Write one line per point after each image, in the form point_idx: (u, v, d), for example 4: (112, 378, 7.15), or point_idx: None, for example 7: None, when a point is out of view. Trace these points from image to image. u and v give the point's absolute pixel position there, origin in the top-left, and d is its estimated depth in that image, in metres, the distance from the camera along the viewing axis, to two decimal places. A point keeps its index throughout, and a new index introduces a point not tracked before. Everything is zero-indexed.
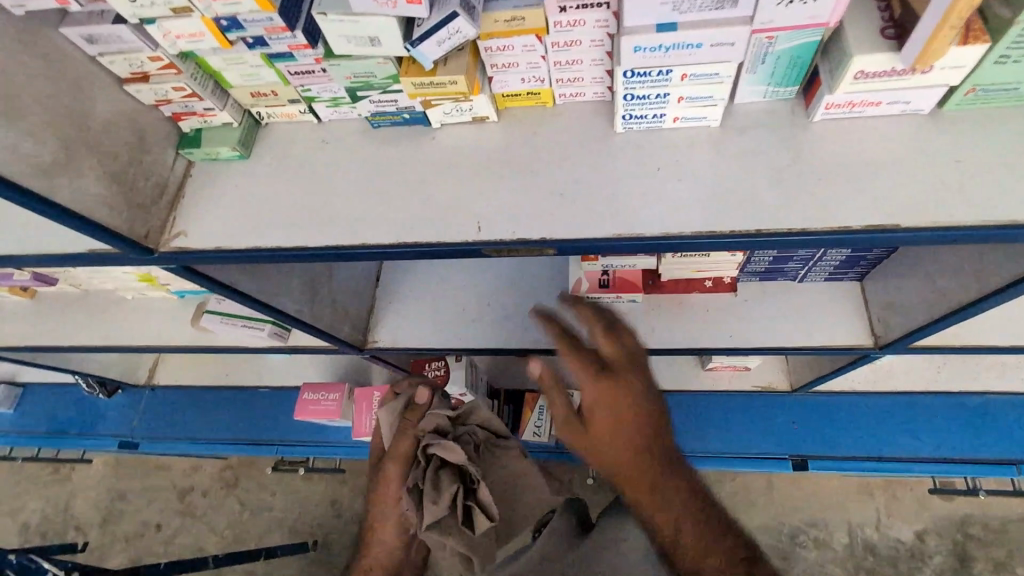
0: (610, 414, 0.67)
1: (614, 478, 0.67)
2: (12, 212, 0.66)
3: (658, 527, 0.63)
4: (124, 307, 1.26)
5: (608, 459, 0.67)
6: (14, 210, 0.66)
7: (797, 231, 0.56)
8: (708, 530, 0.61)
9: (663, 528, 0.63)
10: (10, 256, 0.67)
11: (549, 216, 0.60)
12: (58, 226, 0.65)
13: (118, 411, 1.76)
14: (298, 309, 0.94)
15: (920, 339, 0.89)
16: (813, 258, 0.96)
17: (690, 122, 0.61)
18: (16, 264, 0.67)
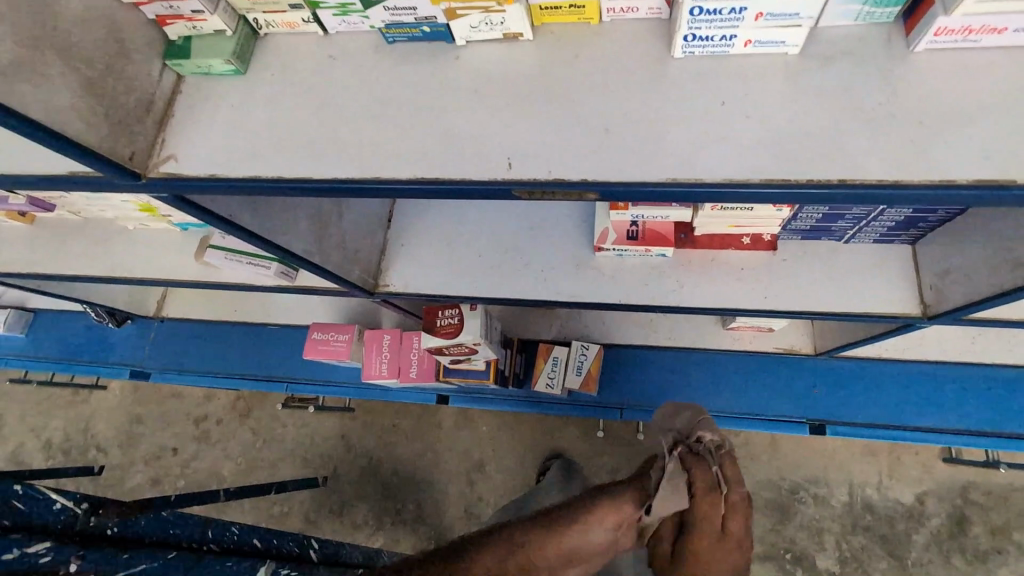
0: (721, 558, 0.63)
1: None
2: None
3: None
4: (126, 236, 1.21)
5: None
6: None
7: (888, 182, 0.47)
8: None
9: None
10: None
11: (590, 154, 0.52)
12: (32, 143, 0.58)
13: (129, 341, 1.76)
14: (307, 250, 0.88)
15: (977, 311, 0.82)
16: (867, 217, 0.87)
17: (764, 48, 0.51)
18: None
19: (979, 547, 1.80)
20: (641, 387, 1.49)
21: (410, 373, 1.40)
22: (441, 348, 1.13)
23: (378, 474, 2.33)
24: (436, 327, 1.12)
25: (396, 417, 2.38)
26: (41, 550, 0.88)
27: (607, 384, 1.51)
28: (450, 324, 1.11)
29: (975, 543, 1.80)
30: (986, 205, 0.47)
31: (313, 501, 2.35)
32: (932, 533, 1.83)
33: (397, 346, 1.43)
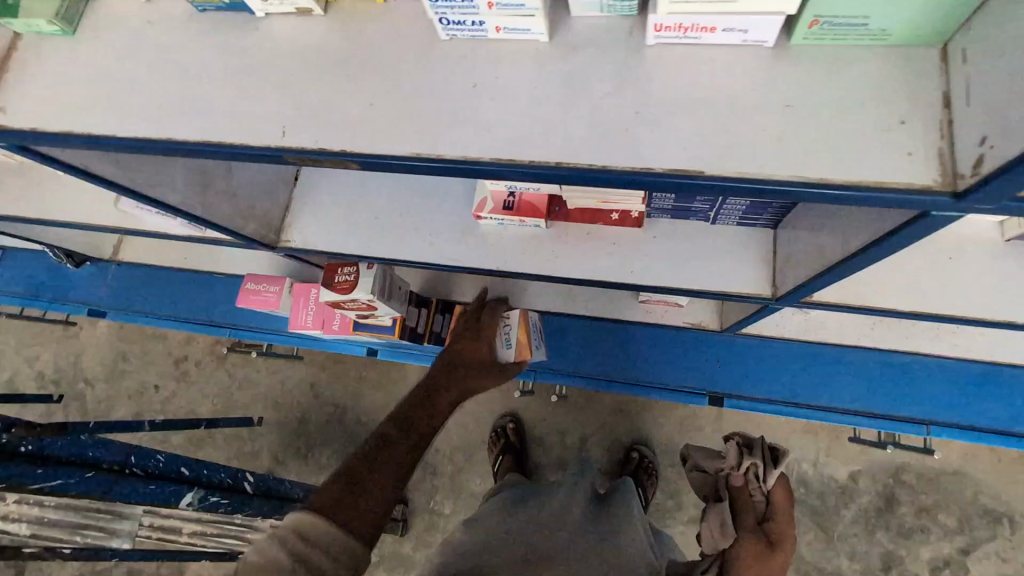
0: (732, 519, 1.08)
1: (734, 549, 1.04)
2: None
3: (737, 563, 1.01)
4: (60, 182, 1.28)
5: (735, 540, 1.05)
6: None
7: (595, 168, 0.51)
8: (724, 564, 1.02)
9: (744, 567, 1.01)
10: None
11: (354, 126, 0.56)
12: None
13: (88, 281, 1.85)
14: (183, 200, 0.95)
15: (806, 294, 0.87)
16: (717, 201, 0.92)
17: (515, 34, 0.54)
18: None
19: (904, 525, 1.88)
20: (556, 351, 1.57)
21: (331, 326, 1.46)
22: (338, 302, 1.22)
23: (343, 421, 2.46)
24: (333, 282, 1.20)
25: (361, 369, 2.50)
26: None
27: None
28: (347, 281, 1.19)
29: (901, 521, 1.88)
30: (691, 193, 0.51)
31: (281, 441, 2.51)
32: (863, 510, 1.90)
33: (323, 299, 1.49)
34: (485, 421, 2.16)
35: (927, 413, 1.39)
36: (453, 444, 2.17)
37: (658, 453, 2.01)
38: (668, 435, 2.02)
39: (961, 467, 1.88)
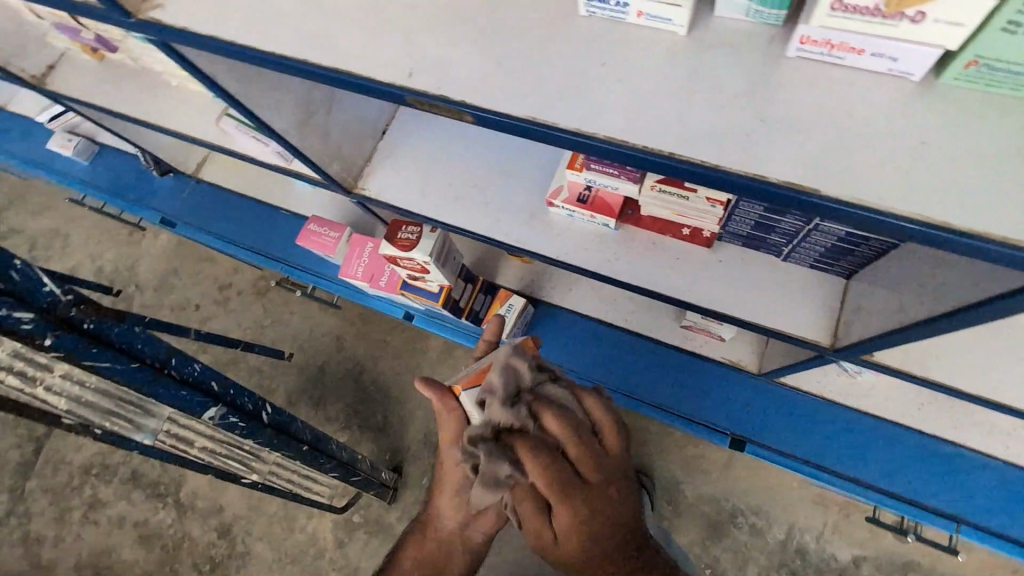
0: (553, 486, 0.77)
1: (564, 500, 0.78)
2: None
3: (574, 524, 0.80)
4: (168, 91, 1.35)
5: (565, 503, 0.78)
6: None
7: (707, 165, 0.51)
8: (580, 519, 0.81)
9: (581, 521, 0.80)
10: None
11: (478, 81, 0.58)
12: None
13: (168, 191, 1.95)
14: (284, 128, 1.00)
15: (871, 351, 0.84)
16: (798, 234, 0.88)
17: (654, 22, 0.55)
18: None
19: None
20: (585, 357, 1.55)
21: (379, 282, 1.51)
22: (395, 257, 1.24)
23: (359, 379, 2.52)
24: (395, 237, 1.22)
25: (388, 333, 2.55)
26: (25, 319, 1.06)
27: (555, 346, 1.56)
28: (409, 239, 1.21)
29: None
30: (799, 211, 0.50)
31: (297, 384, 2.57)
32: None
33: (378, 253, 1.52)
34: None
35: (958, 509, 1.33)
36: None
37: (660, 487, 1.97)
38: (675, 471, 1.98)
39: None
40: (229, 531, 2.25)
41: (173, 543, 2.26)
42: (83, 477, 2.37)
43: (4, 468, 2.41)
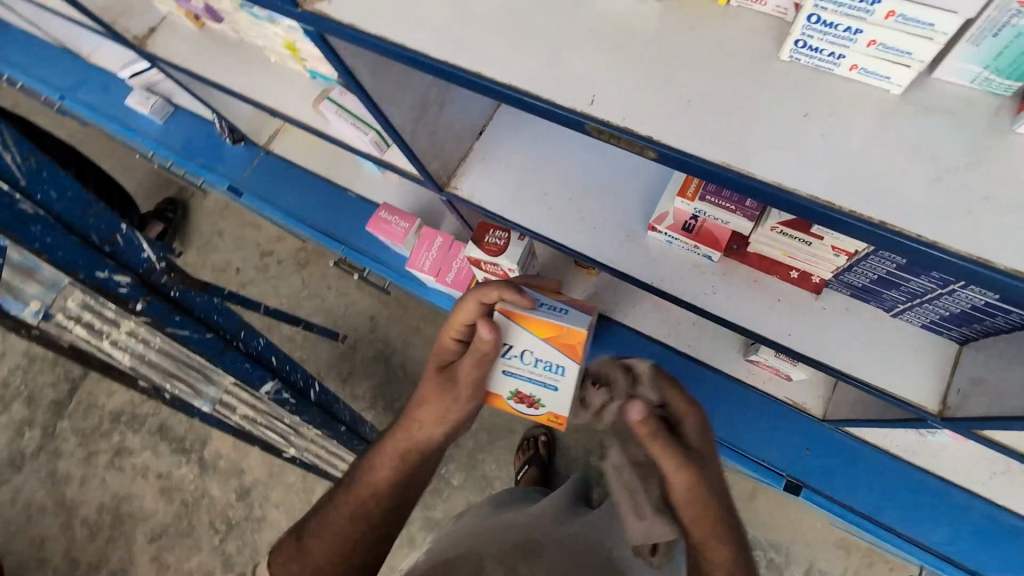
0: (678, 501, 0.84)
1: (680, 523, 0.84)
2: None
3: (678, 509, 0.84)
4: (266, 65, 1.33)
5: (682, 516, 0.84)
6: None
7: (918, 238, 0.49)
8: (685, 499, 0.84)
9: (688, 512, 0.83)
10: None
11: (667, 117, 0.56)
12: None
13: (236, 159, 1.96)
14: (401, 123, 0.98)
15: (992, 428, 0.81)
16: (926, 296, 0.85)
17: (867, 77, 0.52)
18: None
19: None
20: None
21: (446, 278, 1.49)
22: (479, 260, 1.23)
23: (389, 361, 2.53)
24: (482, 241, 1.22)
25: (424, 322, 2.55)
26: (123, 283, 1.07)
27: None
28: (496, 244, 1.21)
29: None
30: (976, 282, 0.49)
31: (330, 360, 2.59)
32: None
33: (446, 249, 1.51)
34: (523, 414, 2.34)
35: None
36: (484, 422, 2.36)
37: None
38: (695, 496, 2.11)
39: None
40: (249, 495, 2.28)
41: (193, 500, 2.30)
42: (113, 424, 2.41)
43: (38, 405, 2.46)
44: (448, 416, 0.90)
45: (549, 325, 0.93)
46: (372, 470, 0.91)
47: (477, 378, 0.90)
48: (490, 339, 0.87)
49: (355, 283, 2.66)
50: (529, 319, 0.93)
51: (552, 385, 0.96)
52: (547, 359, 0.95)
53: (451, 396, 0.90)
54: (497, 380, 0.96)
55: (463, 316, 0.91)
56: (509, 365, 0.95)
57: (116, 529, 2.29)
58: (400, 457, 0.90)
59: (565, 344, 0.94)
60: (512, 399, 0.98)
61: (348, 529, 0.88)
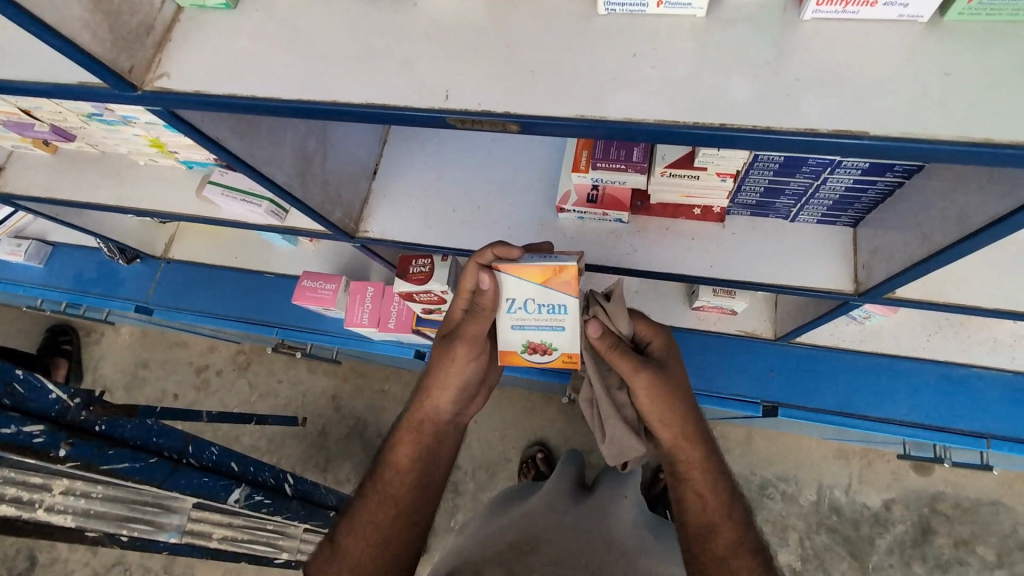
0: (668, 423, 0.93)
1: (672, 445, 0.95)
2: (38, 50, 0.71)
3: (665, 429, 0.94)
4: (138, 171, 1.30)
5: (671, 435, 0.94)
6: (40, 49, 0.72)
7: (759, 129, 0.55)
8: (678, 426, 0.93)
9: (680, 431, 0.94)
10: (30, 89, 0.71)
11: (517, 90, 0.59)
12: (72, 65, 0.69)
13: (138, 278, 1.87)
14: (287, 180, 0.98)
15: (899, 286, 0.88)
16: (808, 192, 0.93)
17: (674, 9, 0.59)
18: (35, 95, 0.72)
19: (942, 556, 2.02)
20: None
21: (388, 324, 1.47)
22: (411, 293, 1.23)
23: (364, 435, 2.42)
24: (408, 274, 1.22)
25: (387, 382, 2.47)
26: (36, 432, 0.98)
27: None
28: (422, 272, 1.21)
29: (938, 551, 2.02)
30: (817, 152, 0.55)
31: (301, 454, 2.45)
32: (899, 539, 2.05)
33: (380, 297, 1.50)
34: (511, 439, 2.31)
35: (986, 427, 1.41)
36: (477, 460, 2.31)
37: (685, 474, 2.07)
38: None
39: (999, 498, 2.04)
40: None
41: None
42: None
43: None
44: (455, 381, 0.95)
45: (543, 268, 0.86)
46: (396, 445, 0.97)
47: (479, 333, 0.91)
48: (491, 291, 0.87)
49: (305, 367, 2.56)
50: (520, 267, 0.86)
51: (560, 327, 0.90)
52: (547, 301, 0.89)
53: (458, 357, 0.94)
54: (506, 336, 0.91)
55: (469, 283, 0.90)
56: (518, 319, 0.90)
57: None
58: (419, 427, 0.97)
59: (561, 282, 0.86)
60: (526, 352, 0.93)
61: (379, 515, 0.93)
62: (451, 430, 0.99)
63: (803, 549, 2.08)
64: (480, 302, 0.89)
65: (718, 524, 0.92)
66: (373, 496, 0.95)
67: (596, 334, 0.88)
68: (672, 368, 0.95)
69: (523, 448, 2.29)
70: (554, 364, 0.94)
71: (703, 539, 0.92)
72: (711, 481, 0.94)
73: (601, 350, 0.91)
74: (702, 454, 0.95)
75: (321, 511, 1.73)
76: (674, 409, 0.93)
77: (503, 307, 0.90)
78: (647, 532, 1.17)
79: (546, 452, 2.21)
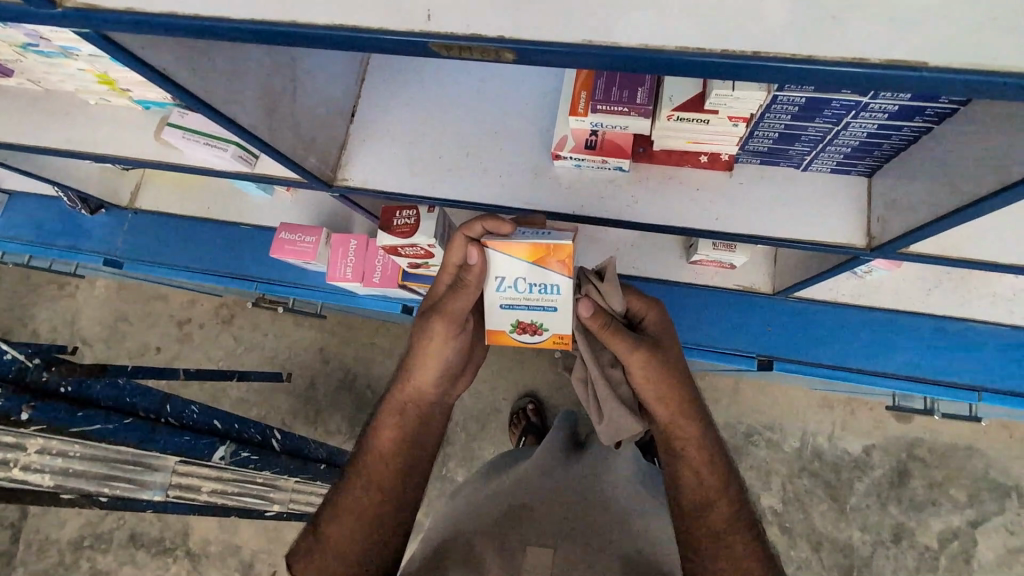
0: (663, 401, 0.91)
1: (668, 423, 0.92)
2: None
3: (660, 408, 0.92)
4: (87, 112, 1.17)
5: (667, 414, 0.92)
6: None
7: (797, 58, 0.47)
8: (674, 404, 0.91)
9: (675, 409, 0.91)
10: None
11: (512, 11, 0.51)
12: None
13: (103, 230, 1.76)
14: (250, 122, 0.87)
15: (917, 241, 0.83)
16: (826, 138, 0.85)
17: None
18: None
19: (915, 498, 2.10)
20: None
21: (373, 279, 1.40)
22: (396, 247, 1.16)
23: (354, 387, 2.40)
24: (392, 226, 1.14)
25: (375, 335, 2.43)
26: None
27: None
28: (406, 224, 1.13)
29: (913, 494, 2.10)
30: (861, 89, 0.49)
31: (290, 406, 2.44)
32: (877, 483, 2.12)
33: (364, 250, 1.42)
34: (501, 390, 2.31)
35: (977, 379, 1.41)
36: (467, 411, 2.31)
37: None
38: None
39: (974, 444, 2.10)
40: (253, 567, 2.19)
41: None
42: (78, 552, 2.29)
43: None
44: (437, 362, 0.92)
45: (536, 246, 0.82)
46: (378, 430, 0.93)
47: (463, 312, 0.87)
48: (478, 267, 0.83)
49: (290, 321, 2.50)
50: (510, 244, 0.83)
51: (552, 308, 0.86)
52: (539, 280, 0.85)
53: (438, 337, 0.90)
54: (494, 316, 0.88)
55: (456, 258, 0.85)
56: (509, 298, 0.86)
57: None
58: (402, 410, 0.93)
59: (555, 260, 0.83)
60: (515, 331, 0.90)
61: (365, 503, 0.88)
62: (436, 411, 0.95)
63: (784, 492, 2.15)
64: (464, 279, 0.84)
65: (714, 502, 0.89)
66: (355, 484, 0.90)
67: (587, 313, 0.84)
68: (668, 344, 0.92)
69: (514, 399, 2.29)
70: (545, 345, 0.91)
71: (699, 515, 0.89)
72: (708, 459, 0.91)
73: (594, 329, 0.87)
74: (699, 431, 0.92)
75: (310, 465, 1.73)
76: (670, 386, 0.90)
77: (490, 285, 0.86)
78: (642, 489, 1.17)
79: (536, 403, 2.21)
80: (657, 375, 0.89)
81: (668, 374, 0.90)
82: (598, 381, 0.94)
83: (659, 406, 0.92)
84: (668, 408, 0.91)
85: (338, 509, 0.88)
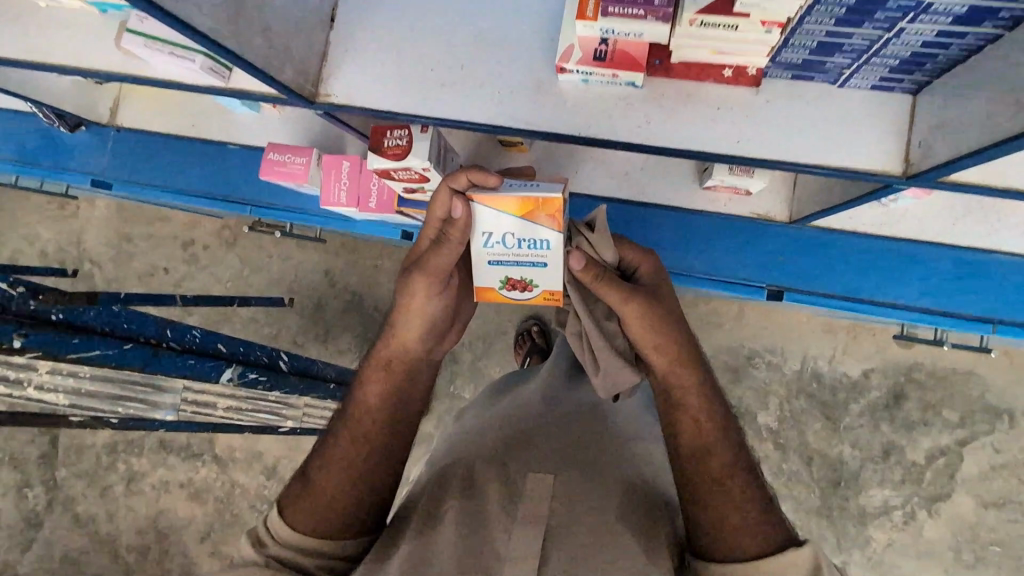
0: (659, 350, 0.89)
1: (665, 372, 0.90)
2: None
3: (656, 357, 0.89)
4: (38, 15, 1.05)
5: (663, 364, 0.90)
6: None
7: None
8: (670, 352, 0.89)
9: (670, 357, 0.89)
10: None
11: None
12: None
13: (86, 149, 1.67)
14: (212, 28, 0.77)
15: (959, 170, 0.75)
16: (872, 47, 0.74)
17: None
18: None
19: (909, 418, 2.14)
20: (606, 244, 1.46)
21: (368, 204, 1.33)
22: (389, 171, 1.08)
23: (360, 308, 2.41)
24: (383, 148, 1.06)
25: (378, 257, 2.39)
26: None
27: None
28: (398, 146, 1.05)
29: (906, 414, 2.14)
30: None
31: (299, 326, 2.47)
32: (873, 404, 2.15)
33: (357, 172, 1.34)
34: (504, 312, 2.31)
35: (992, 310, 1.36)
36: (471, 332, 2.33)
37: None
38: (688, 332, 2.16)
39: (974, 368, 2.11)
40: (275, 472, 2.34)
41: (224, 493, 2.38)
42: (113, 455, 2.46)
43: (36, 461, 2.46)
44: (422, 318, 0.90)
45: (524, 199, 0.80)
46: (364, 384, 0.92)
47: (448, 265, 0.85)
48: (463, 220, 0.80)
49: (292, 242, 2.46)
50: (496, 197, 0.80)
51: (541, 264, 0.85)
52: (528, 235, 0.83)
53: (422, 293, 0.88)
54: (482, 272, 0.87)
55: (439, 211, 0.82)
56: (495, 254, 0.85)
57: (163, 541, 2.40)
58: (387, 364, 0.92)
59: (544, 214, 0.81)
60: (504, 288, 0.89)
61: (353, 452, 0.89)
62: (423, 366, 0.94)
63: (782, 411, 2.19)
64: (449, 233, 0.82)
65: (713, 447, 0.87)
66: (341, 433, 0.90)
67: (579, 267, 0.82)
68: (663, 293, 0.89)
69: (519, 322, 2.29)
70: (535, 301, 0.90)
71: (696, 461, 0.87)
72: (707, 406, 0.89)
73: (586, 281, 0.84)
74: (696, 378, 0.90)
75: (319, 384, 1.77)
76: (665, 335, 0.88)
77: (478, 240, 0.84)
78: (640, 416, 1.18)
79: (541, 325, 2.21)
80: (653, 324, 0.87)
81: (664, 322, 0.87)
82: (592, 332, 0.92)
83: (655, 355, 0.89)
84: (664, 356, 0.89)
85: (325, 456, 0.89)
